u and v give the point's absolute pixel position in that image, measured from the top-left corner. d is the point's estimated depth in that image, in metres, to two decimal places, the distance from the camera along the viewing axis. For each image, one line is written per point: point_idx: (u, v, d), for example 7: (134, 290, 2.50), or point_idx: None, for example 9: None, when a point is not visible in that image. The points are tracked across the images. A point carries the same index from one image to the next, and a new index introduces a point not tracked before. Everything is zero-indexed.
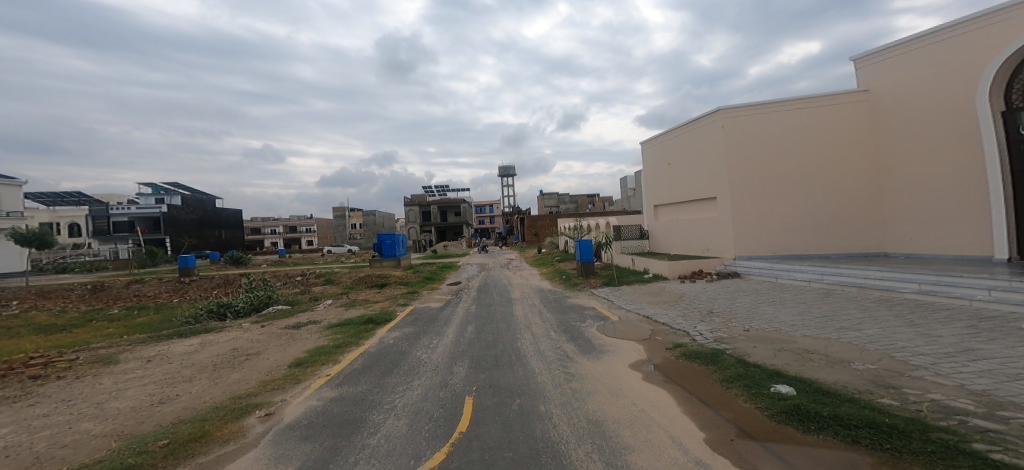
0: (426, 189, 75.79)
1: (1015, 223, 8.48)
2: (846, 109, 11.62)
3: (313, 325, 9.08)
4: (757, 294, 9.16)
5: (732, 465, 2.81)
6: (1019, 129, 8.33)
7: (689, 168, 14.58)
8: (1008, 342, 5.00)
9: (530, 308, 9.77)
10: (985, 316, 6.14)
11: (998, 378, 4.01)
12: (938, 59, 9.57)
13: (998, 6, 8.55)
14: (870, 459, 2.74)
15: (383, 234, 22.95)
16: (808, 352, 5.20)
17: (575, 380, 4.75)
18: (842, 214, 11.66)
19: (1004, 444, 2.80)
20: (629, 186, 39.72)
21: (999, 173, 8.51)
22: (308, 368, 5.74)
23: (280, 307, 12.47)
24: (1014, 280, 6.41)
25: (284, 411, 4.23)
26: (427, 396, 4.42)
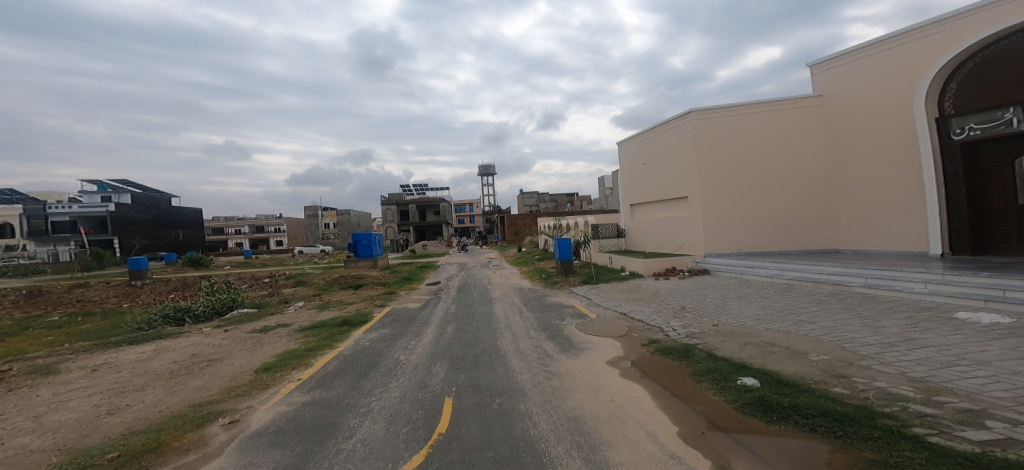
0: (404, 188, 74.80)
1: (948, 220, 9.21)
2: (804, 113, 12.20)
3: (282, 328, 8.76)
4: (724, 290, 9.51)
5: (703, 457, 2.92)
6: (949, 134, 9.09)
7: (662, 168, 14.97)
8: (942, 331, 5.41)
9: (510, 307, 9.78)
10: (923, 307, 6.62)
11: (933, 365, 4.34)
12: (884, 67, 10.20)
13: (932, 21, 9.22)
14: (826, 447, 2.91)
15: (359, 234, 22.48)
16: (770, 345, 5.44)
17: (555, 378, 4.79)
18: (801, 213, 12.27)
19: (940, 428, 3.03)
20: (607, 186, 40.40)
21: (933, 174, 9.24)
22: (277, 372, 5.54)
23: (246, 310, 12.00)
24: (947, 274, 6.96)
25: (251, 418, 4.07)
26: (405, 398, 4.34)
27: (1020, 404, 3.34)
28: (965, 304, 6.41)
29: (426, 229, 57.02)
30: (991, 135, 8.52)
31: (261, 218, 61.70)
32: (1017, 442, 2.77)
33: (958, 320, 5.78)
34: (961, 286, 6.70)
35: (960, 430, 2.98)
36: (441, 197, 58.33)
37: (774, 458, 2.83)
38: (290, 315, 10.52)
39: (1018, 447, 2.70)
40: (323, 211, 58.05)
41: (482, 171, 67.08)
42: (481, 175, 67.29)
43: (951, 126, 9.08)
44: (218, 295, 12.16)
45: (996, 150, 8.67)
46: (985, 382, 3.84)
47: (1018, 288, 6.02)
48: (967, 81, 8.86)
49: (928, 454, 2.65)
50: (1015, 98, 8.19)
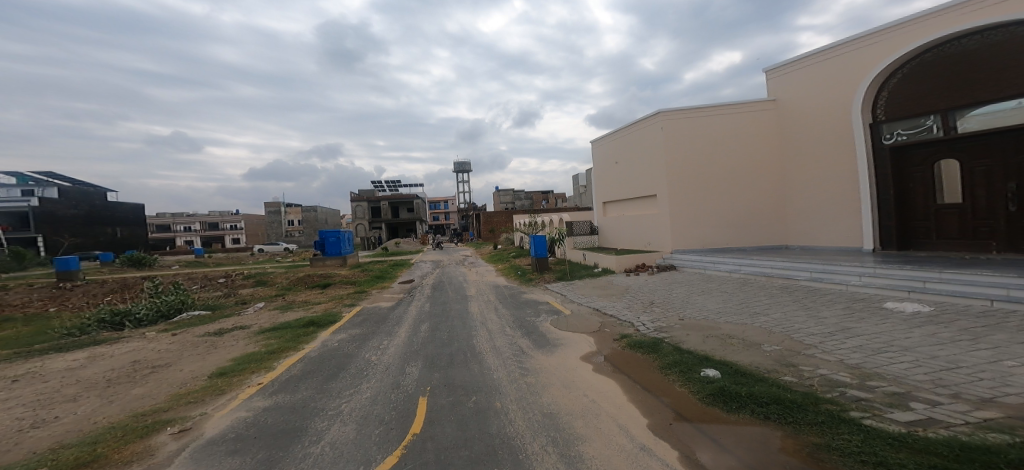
0: (375, 184, 73.00)
1: (879, 218, 10.04)
2: (760, 116, 12.83)
3: (239, 331, 8.32)
4: (688, 285, 9.90)
5: (673, 448, 3.03)
6: (881, 139, 9.97)
7: (632, 167, 15.40)
8: (875, 320, 5.90)
9: (485, 305, 9.74)
10: (858, 298, 7.18)
11: (867, 351, 4.71)
12: (828, 74, 10.92)
13: (869, 32, 9.90)
14: (779, 433, 3.10)
15: (327, 231, 21.74)
16: (729, 337, 5.72)
17: (530, 375, 4.83)
18: (758, 210, 12.87)
19: (873, 411, 3.29)
20: (581, 184, 41.06)
21: (868, 176, 10.07)
22: (234, 377, 5.27)
23: (198, 313, 11.31)
24: (877, 268, 7.54)
25: (204, 425, 3.85)
26: (376, 399, 4.24)
27: (939, 386, 3.68)
28: (894, 295, 7.00)
29: (399, 226, 56.01)
30: (913, 140, 9.36)
31: (217, 215, 58.29)
32: (938, 421, 3.06)
33: (887, 309, 6.31)
34: (891, 278, 7.28)
35: (890, 412, 3.25)
36: (414, 194, 57.34)
37: (733, 446, 2.97)
38: (249, 317, 10.04)
39: (938, 426, 2.98)
40: (286, 208, 55.49)
41: (456, 168, 66.38)
42: (457, 172, 66.80)
43: (882, 132, 9.93)
44: (164, 297, 11.42)
45: (918, 155, 9.43)
46: (909, 366, 4.21)
47: (939, 280, 6.63)
48: (897, 90, 9.68)
49: (865, 436, 2.87)
50: (935, 107, 9.01)
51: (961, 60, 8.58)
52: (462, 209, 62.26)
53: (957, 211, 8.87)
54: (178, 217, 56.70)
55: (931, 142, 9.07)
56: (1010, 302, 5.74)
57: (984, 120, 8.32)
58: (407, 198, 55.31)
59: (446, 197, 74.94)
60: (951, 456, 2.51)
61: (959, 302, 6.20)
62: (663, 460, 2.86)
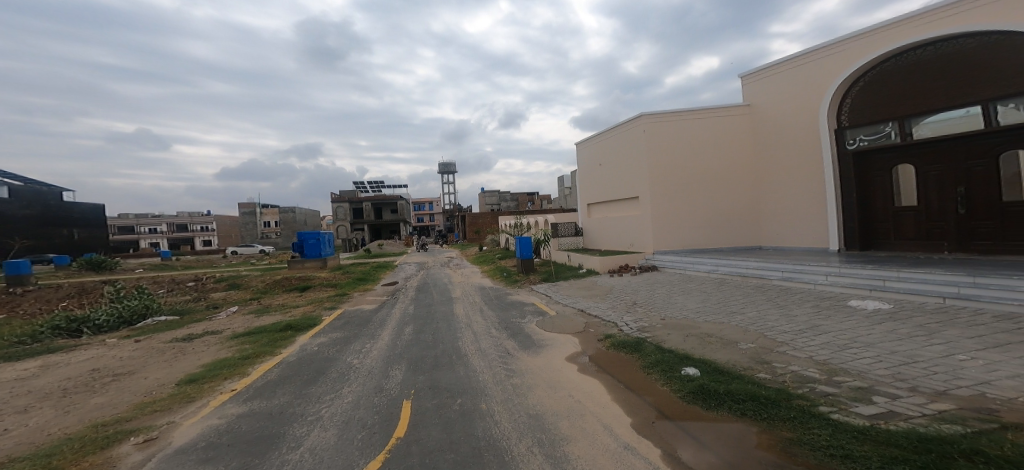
0: (357, 185, 71.89)
1: (844, 220, 10.47)
2: (735, 120, 13.18)
3: (211, 336, 8.04)
4: (669, 286, 10.08)
5: (656, 446, 3.07)
6: (845, 144, 10.43)
7: (616, 170, 15.62)
8: (841, 317, 6.13)
9: (471, 306, 9.70)
10: (826, 296, 7.46)
11: (834, 348, 4.89)
12: (799, 81, 11.31)
13: (837, 40, 10.29)
14: (755, 428, 3.18)
15: (306, 233, 21.27)
16: (708, 336, 5.85)
17: (516, 376, 4.82)
18: (734, 212, 13.20)
19: (840, 405, 3.42)
20: (566, 185, 41.36)
21: (833, 179, 10.51)
22: (205, 384, 5.09)
23: (163, 318, 10.86)
24: (842, 267, 7.86)
25: (172, 434, 3.71)
26: (359, 404, 4.17)
27: (898, 380, 3.86)
28: (858, 293, 7.30)
29: (381, 228, 55.23)
30: (872, 146, 9.87)
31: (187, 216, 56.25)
32: (898, 413, 3.20)
33: (850, 307, 6.59)
34: (854, 277, 7.59)
35: (855, 406, 3.39)
36: (398, 196, 56.67)
37: (713, 443, 3.04)
38: (221, 321, 9.73)
39: (899, 419, 3.11)
40: (262, 209, 53.97)
41: (440, 169, 65.86)
42: (442, 173, 66.39)
43: (846, 137, 10.41)
44: (126, 302, 10.96)
45: (878, 160, 9.91)
46: (871, 361, 4.39)
47: (898, 278, 6.94)
48: (859, 98, 10.13)
49: (833, 430, 2.98)
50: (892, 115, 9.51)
51: (918, 69, 8.99)
52: (446, 210, 61.80)
53: (913, 213, 9.34)
54: (142, 218, 54.33)
55: (889, 147, 9.56)
56: (960, 299, 6.06)
57: (935, 128, 8.81)
58: (391, 200, 54.68)
59: (431, 199, 74.40)
60: (911, 447, 2.63)
61: (914, 299, 6.52)
62: (647, 458, 2.90)
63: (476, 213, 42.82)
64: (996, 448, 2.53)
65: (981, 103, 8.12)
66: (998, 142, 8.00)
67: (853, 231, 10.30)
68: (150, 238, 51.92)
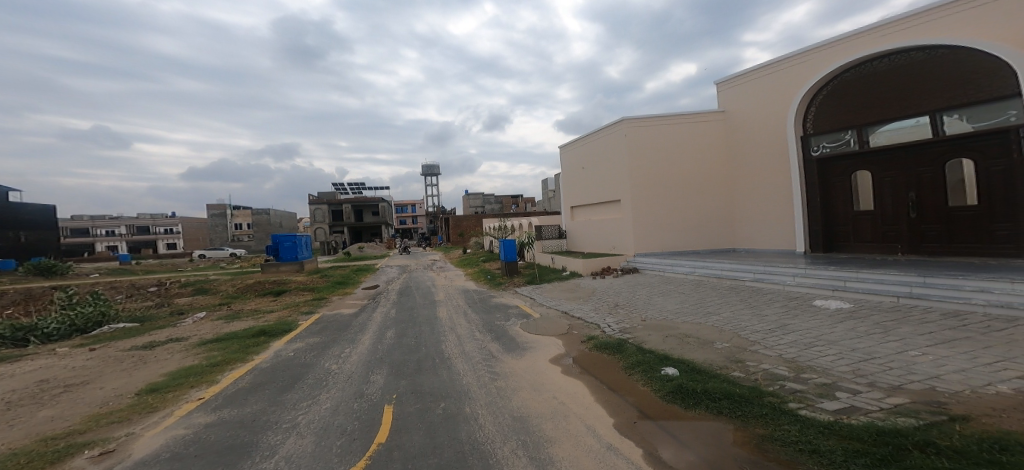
0: (337, 186, 70.56)
1: (808, 223, 10.87)
2: (710, 126, 13.51)
3: (174, 343, 7.73)
4: (650, 287, 10.25)
5: (637, 446, 3.10)
6: (810, 150, 10.84)
7: (598, 173, 15.83)
8: (808, 316, 6.37)
9: (454, 310, 9.62)
10: (793, 296, 7.75)
11: (801, 346, 5.07)
12: (770, 89, 11.69)
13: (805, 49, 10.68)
14: (730, 426, 3.27)
15: (279, 236, 20.72)
16: (686, 336, 5.98)
17: (500, 379, 4.81)
18: (709, 215, 13.52)
19: (808, 401, 3.55)
20: (549, 188, 41.64)
21: (799, 184, 10.91)
22: (169, 393, 4.88)
23: (120, 325, 10.36)
24: (808, 268, 8.16)
25: (131, 446, 3.54)
26: (337, 410, 4.08)
27: (857, 376, 4.03)
28: (822, 293, 7.60)
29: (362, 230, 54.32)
30: (836, 153, 10.33)
31: (148, 218, 53.78)
32: (858, 408, 3.34)
33: (814, 306, 6.85)
34: (818, 277, 7.90)
35: (821, 402, 3.51)
36: (379, 198, 55.87)
37: (691, 441, 3.09)
38: (187, 328, 9.36)
39: (860, 413, 3.25)
40: (234, 211, 52.23)
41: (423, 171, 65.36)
42: (425, 176, 65.94)
43: (811, 144, 10.84)
44: (80, 309, 10.41)
45: (839, 167, 10.42)
46: (834, 358, 4.57)
47: (858, 279, 7.25)
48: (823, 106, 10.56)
49: (802, 426, 3.08)
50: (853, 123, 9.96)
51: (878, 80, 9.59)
52: (429, 212, 61.24)
53: (871, 217, 9.86)
54: (95, 219, 51.44)
55: (849, 154, 10.09)
56: (911, 298, 6.36)
57: (890, 136, 9.41)
58: (371, 202, 53.91)
59: (412, 201, 73.64)
60: (871, 440, 2.75)
61: (871, 299, 6.84)
62: (628, 458, 2.92)
63: (460, 216, 42.63)
64: (947, 439, 2.66)
65: (930, 113, 8.74)
66: (945, 150, 8.58)
67: (817, 234, 10.75)
68: (112, 241, 49.52)
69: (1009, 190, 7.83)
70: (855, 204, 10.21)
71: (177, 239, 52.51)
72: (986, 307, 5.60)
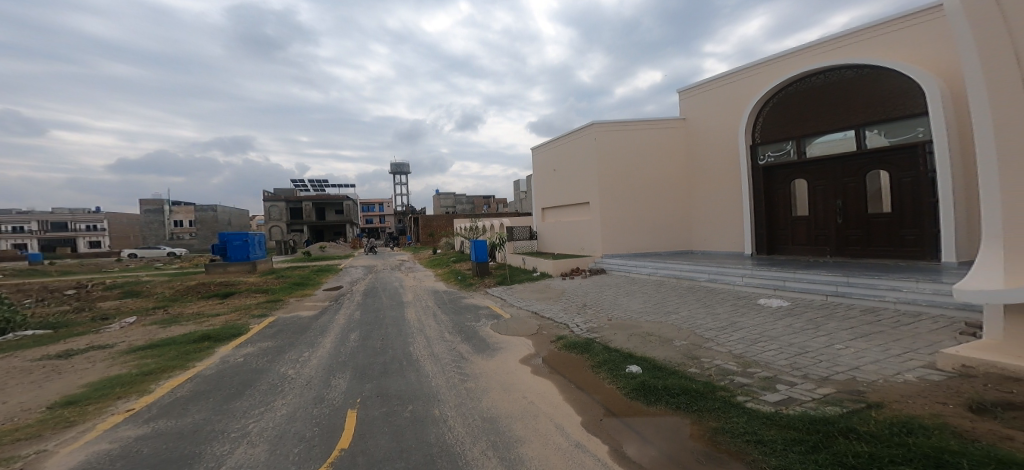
0: (298, 183, 67.73)
1: (755, 227, 11.55)
2: (672, 133, 14.00)
3: (98, 352, 7.12)
4: (616, 288, 10.51)
5: (603, 443, 3.17)
6: (759, 159, 11.52)
7: (568, 176, 16.10)
8: (755, 314, 6.75)
9: (423, 311, 9.44)
10: (742, 295, 8.19)
11: (748, 342, 5.37)
12: (726, 99, 12.29)
13: (767, 56, 10.99)
14: (686, 420, 3.41)
15: (226, 235, 19.61)
16: (649, 335, 6.17)
17: (470, 380, 4.77)
18: (669, 218, 14.02)
19: (753, 394, 3.76)
20: (521, 189, 41.89)
21: (747, 190, 11.57)
22: (93, 405, 4.50)
23: (29, 332, 9.43)
24: (756, 269, 8.66)
25: (43, 464, 3.23)
26: (294, 416, 3.91)
27: (794, 368, 4.33)
28: (765, 292, 8.09)
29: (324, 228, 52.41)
30: (779, 162, 11.05)
31: (73, 214, 49.12)
32: (795, 399, 3.58)
33: (760, 305, 7.29)
34: (763, 277, 8.39)
35: (764, 394, 3.74)
36: (344, 196, 54.12)
37: (653, 437, 3.20)
38: (115, 334, 8.64)
39: (797, 404, 3.48)
40: (172, 207, 48.51)
41: (392, 169, 63.99)
42: (394, 174, 64.59)
43: (759, 153, 11.52)
44: None
45: (781, 175, 11.17)
46: (776, 352, 4.88)
47: (796, 279, 7.76)
48: (771, 118, 11.23)
49: (749, 418, 3.26)
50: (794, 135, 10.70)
51: (817, 94, 10.24)
52: (398, 211, 60.05)
53: (806, 222, 10.63)
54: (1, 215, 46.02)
55: (789, 163, 10.85)
56: (837, 296, 6.90)
57: (823, 148, 10.20)
58: (336, 200, 52.23)
59: (380, 200, 71.95)
60: (805, 428, 2.95)
61: (805, 297, 7.37)
62: (596, 455, 2.98)
63: (430, 215, 42.05)
64: (866, 424, 2.91)
65: (855, 128, 9.50)
66: (866, 162, 9.36)
67: (762, 237, 11.45)
68: (27, 238, 44.76)
69: (915, 200, 8.62)
70: (795, 209, 10.95)
71: (104, 237, 48.20)
72: (895, 303, 6.17)
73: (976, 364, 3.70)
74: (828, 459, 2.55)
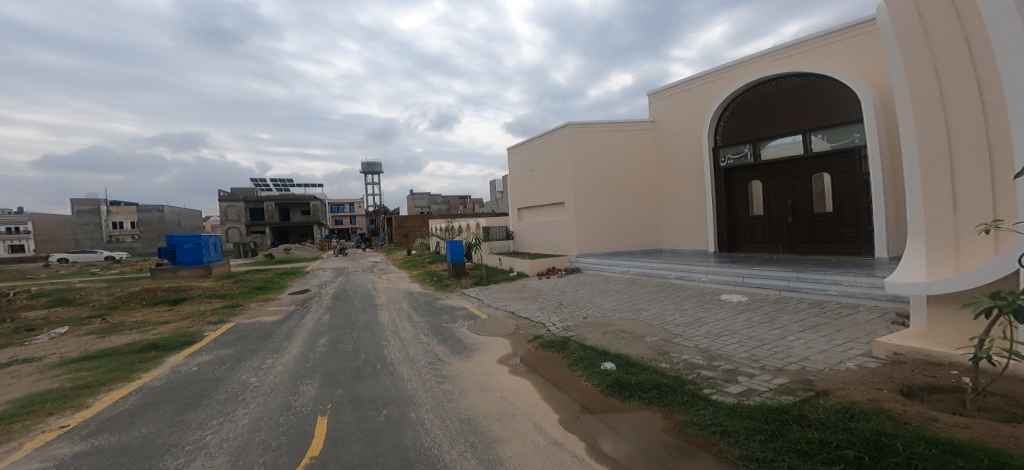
0: (259, 183, 64.67)
1: (718, 226, 12.07)
2: (642, 135, 14.35)
3: (26, 365, 6.50)
4: (591, 286, 10.69)
5: (580, 440, 3.22)
6: (721, 161, 12.04)
7: (543, 177, 16.25)
8: (720, 309, 7.04)
9: (397, 313, 9.23)
10: (707, 291, 8.54)
11: (713, 336, 5.61)
12: (692, 102, 12.75)
13: (733, 61, 11.38)
14: (656, 414, 3.52)
15: (175, 237, 18.44)
16: (622, 332, 6.31)
17: (447, 382, 4.71)
18: (639, 218, 14.36)
19: (718, 387, 3.93)
20: (498, 189, 41.93)
21: (711, 191, 12.09)
22: (23, 422, 4.10)
23: None
24: (720, 267, 9.06)
25: None
26: (258, 425, 3.73)
27: (753, 360, 4.56)
28: (725, 288, 8.47)
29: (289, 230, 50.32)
30: (738, 164, 11.60)
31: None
32: (754, 390, 3.77)
33: (722, 300, 7.62)
34: (726, 274, 8.78)
35: (728, 386, 3.92)
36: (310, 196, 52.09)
37: (627, 432, 3.27)
38: (47, 346, 7.92)
39: (757, 395, 3.66)
40: (114, 207, 45.01)
41: (364, 169, 62.45)
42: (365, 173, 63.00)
43: (721, 156, 12.05)
44: None
45: (740, 176, 11.73)
46: (737, 346, 5.12)
47: (754, 275, 8.17)
48: (731, 121, 11.75)
49: (714, 409, 3.41)
50: (751, 138, 11.25)
51: (771, 100, 10.76)
52: (369, 212, 58.60)
53: (762, 222, 11.21)
54: None
55: (746, 166, 11.39)
56: (789, 291, 7.32)
57: (776, 151, 10.76)
58: (303, 200, 50.32)
59: (351, 200, 69.97)
60: (764, 418, 3.12)
61: (762, 291, 7.77)
62: (573, 452, 3.02)
63: (405, 216, 41.32)
64: (816, 411, 3.10)
65: (802, 133, 10.10)
66: (812, 165, 9.99)
67: (724, 236, 11.98)
68: None
69: (853, 200, 9.28)
70: (752, 209, 11.54)
71: (27, 239, 43.86)
72: (837, 297, 6.62)
73: (907, 351, 4.05)
74: (784, 446, 2.70)
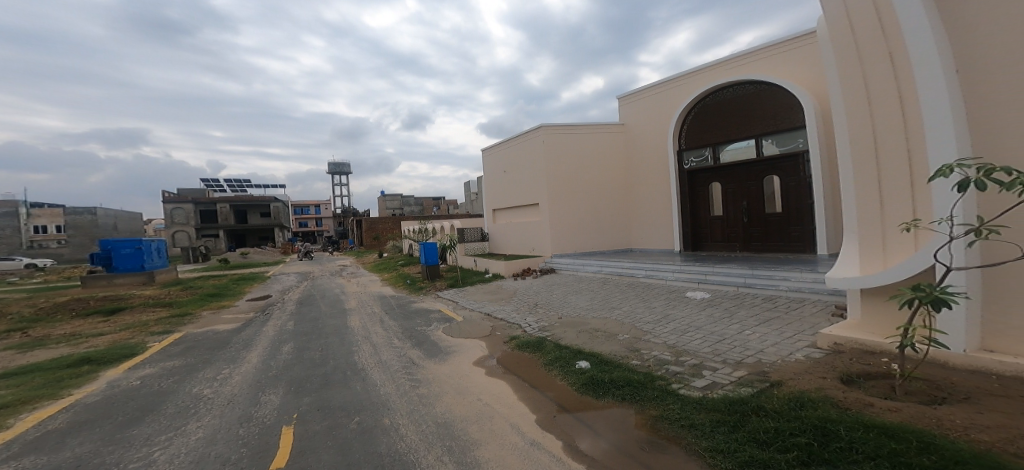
0: (212, 184, 60.88)
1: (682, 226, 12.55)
2: (612, 137, 14.70)
3: None
4: (564, 286, 10.82)
5: (556, 439, 3.24)
6: (685, 163, 12.55)
7: (517, 178, 16.32)
8: (687, 306, 7.32)
9: (369, 318, 8.94)
10: (674, 288, 8.86)
11: (679, 332, 5.83)
12: (658, 106, 13.20)
13: (694, 68, 11.91)
14: (626, 411, 3.60)
15: (111, 242, 17.01)
16: (596, 330, 6.42)
17: (422, 386, 4.60)
18: (610, 218, 14.69)
19: (685, 381, 4.08)
20: (471, 192, 41.70)
21: (676, 192, 12.57)
22: None
23: None
24: (686, 265, 9.45)
25: None
26: (215, 438, 3.50)
27: (716, 354, 4.77)
28: (688, 286, 8.82)
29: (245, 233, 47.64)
30: (700, 167, 12.13)
31: None
32: (718, 383, 3.95)
33: (688, 297, 7.93)
34: (690, 272, 9.15)
35: (694, 381, 4.07)
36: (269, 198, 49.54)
37: (601, 429, 3.33)
38: None
39: (720, 387, 3.84)
40: (39, 210, 40.93)
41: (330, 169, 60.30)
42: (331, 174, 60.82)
43: (685, 158, 12.56)
44: None
45: (702, 178, 12.26)
46: (701, 341, 5.34)
47: (716, 273, 8.56)
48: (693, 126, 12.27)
49: (681, 403, 3.54)
50: (711, 142, 11.80)
51: (729, 106, 11.34)
52: (336, 214, 56.58)
53: (721, 222, 11.78)
54: None
55: (707, 168, 11.94)
56: (746, 287, 7.73)
57: (733, 154, 11.34)
58: (262, 201, 47.85)
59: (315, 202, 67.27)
60: (726, 409, 3.27)
61: (723, 288, 8.16)
62: (550, 451, 3.04)
63: (374, 218, 40.22)
64: (772, 401, 3.29)
65: (755, 137, 10.74)
66: (765, 168, 10.61)
67: (688, 235, 12.48)
68: None
69: (799, 201, 9.93)
70: (711, 210, 12.11)
71: None
72: (787, 292, 7.06)
73: (845, 341, 4.37)
74: (745, 436, 2.84)
